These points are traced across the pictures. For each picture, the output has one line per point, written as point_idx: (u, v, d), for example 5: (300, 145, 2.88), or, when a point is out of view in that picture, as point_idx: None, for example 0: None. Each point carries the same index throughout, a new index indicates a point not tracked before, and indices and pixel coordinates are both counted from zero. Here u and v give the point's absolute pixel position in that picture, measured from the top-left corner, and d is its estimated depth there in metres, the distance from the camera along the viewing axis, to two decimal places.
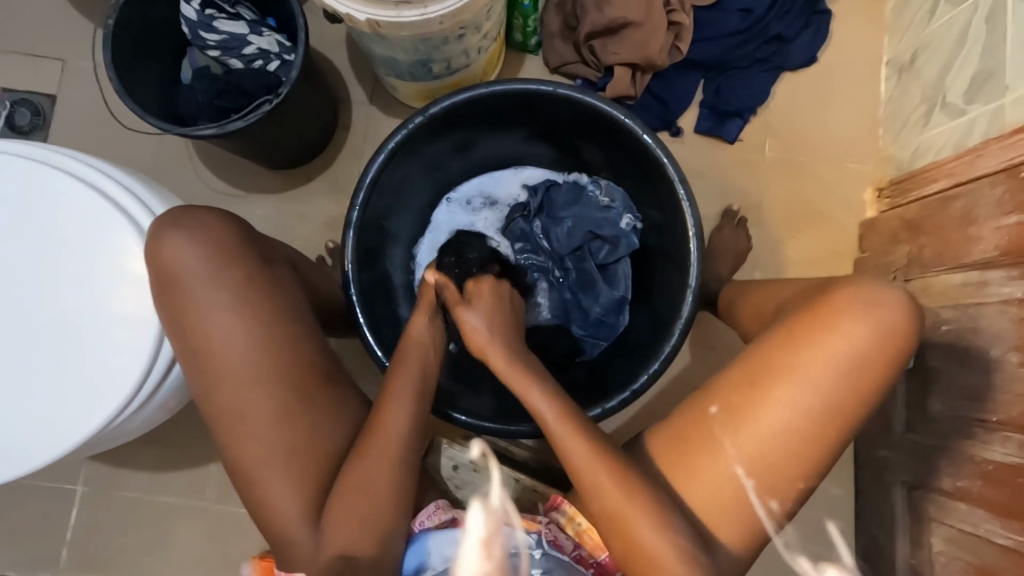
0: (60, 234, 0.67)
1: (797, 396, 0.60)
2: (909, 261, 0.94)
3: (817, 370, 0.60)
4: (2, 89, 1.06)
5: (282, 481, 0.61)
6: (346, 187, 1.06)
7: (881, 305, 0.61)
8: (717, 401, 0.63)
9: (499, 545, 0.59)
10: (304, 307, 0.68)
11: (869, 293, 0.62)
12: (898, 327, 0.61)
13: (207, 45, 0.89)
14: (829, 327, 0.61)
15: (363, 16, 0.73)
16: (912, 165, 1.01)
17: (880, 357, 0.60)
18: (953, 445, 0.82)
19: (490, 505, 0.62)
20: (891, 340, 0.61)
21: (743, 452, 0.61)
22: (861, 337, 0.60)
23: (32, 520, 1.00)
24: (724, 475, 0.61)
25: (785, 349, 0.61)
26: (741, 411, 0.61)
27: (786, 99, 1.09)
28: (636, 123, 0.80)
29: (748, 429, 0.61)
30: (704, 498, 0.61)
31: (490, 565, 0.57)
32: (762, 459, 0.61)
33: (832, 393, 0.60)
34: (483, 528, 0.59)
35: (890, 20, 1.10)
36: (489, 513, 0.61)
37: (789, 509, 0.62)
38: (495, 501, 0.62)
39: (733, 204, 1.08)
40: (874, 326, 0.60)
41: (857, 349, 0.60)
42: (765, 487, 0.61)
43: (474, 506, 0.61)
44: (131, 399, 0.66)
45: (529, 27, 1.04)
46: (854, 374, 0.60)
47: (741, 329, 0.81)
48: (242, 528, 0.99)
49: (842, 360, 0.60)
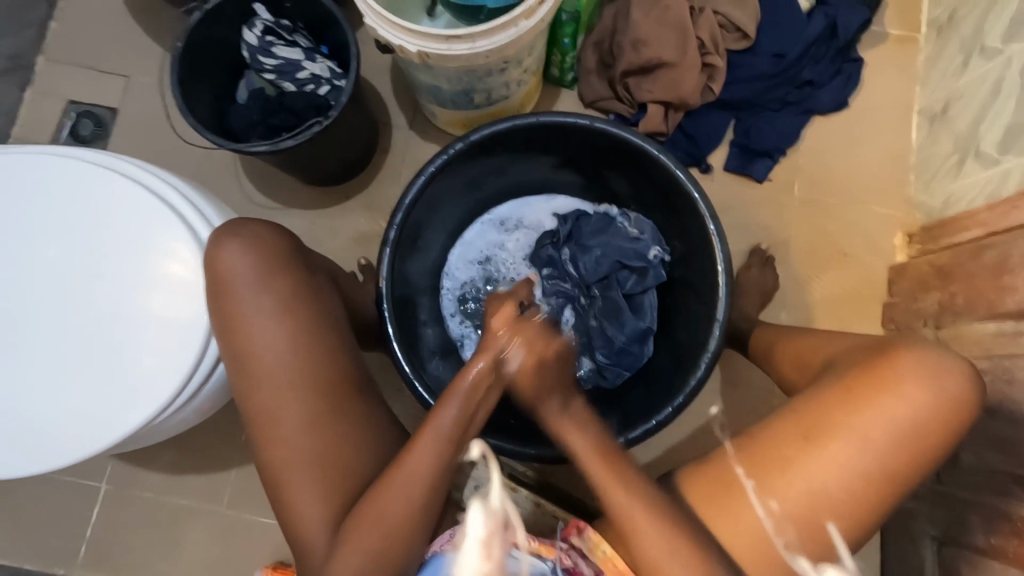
0: (120, 237, 0.71)
1: (854, 457, 0.60)
2: (941, 308, 0.93)
3: (874, 431, 0.60)
4: (69, 100, 1.14)
5: (309, 489, 0.62)
6: (382, 206, 1.10)
7: (942, 374, 0.60)
8: (757, 449, 0.62)
9: (501, 547, 0.50)
10: (342, 319, 0.71)
11: (933, 361, 0.61)
12: (960, 398, 0.60)
13: (265, 68, 0.95)
14: (887, 390, 0.60)
15: (414, 48, 0.77)
16: (943, 213, 1.01)
17: (937, 425, 0.60)
18: (986, 501, 0.80)
19: (490, 506, 0.50)
20: (951, 410, 0.60)
21: (788, 509, 0.60)
22: (921, 403, 0.60)
23: (53, 514, 1.02)
24: (758, 525, 0.60)
25: (840, 406, 0.61)
26: (787, 465, 0.61)
27: (816, 142, 1.11)
28: (669, 159, 0.82)
29: (793, 484, 0.60)
30: (738, 538, 0.61)
31: (490, 567, 0.49)
32: (768, 461, 0.61)
33: (889, 458, 0.59)
34: (484, 530, 0.49)
35: (923, 71, 1.11)
36: (489, 514, 0.50)
37: (793, 514, 0.60)
38: (496, 500, 0.50)
39: (760, 243, 1.08)
40: (934, 394, 0.60)
41: (917, 415, 0.60)
42: (803, 547, 0.60)
43: (472, 505, 0.50)
44: (173, 398, 0.68)
45: (567, 64, 1.08)
46: (912, 439, 0.60)
47: (778, 373, 0.80)
48: (257, 537, 1.00)
49: (900, 424, 0.60)
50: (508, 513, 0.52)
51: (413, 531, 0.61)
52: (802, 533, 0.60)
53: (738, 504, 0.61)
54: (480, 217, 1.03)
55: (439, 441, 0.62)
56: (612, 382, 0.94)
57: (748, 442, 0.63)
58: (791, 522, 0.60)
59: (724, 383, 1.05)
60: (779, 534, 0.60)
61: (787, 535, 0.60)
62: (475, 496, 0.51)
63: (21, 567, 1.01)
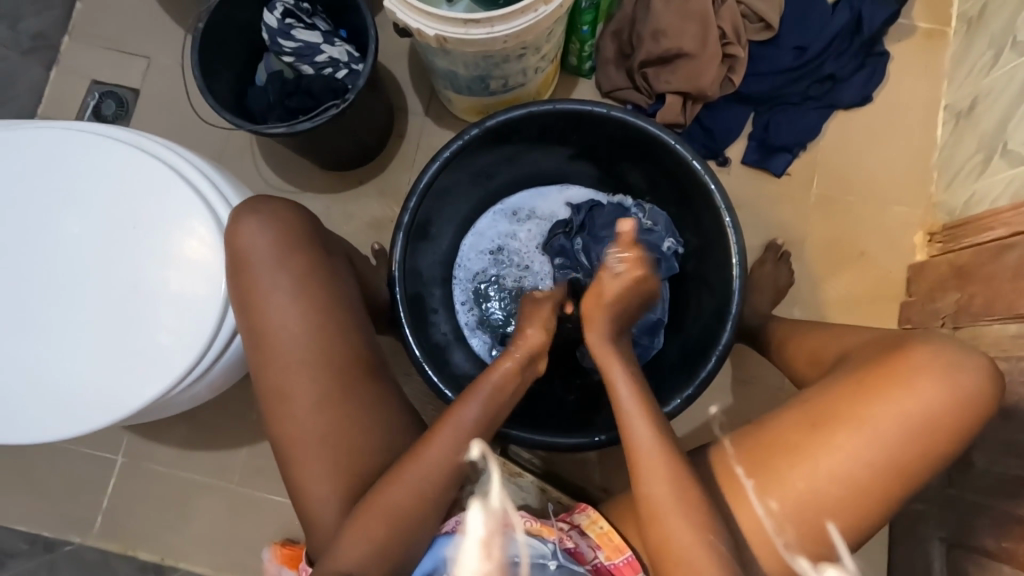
0: (141, 212, 0.72)
1: (860, 446, 0.59)
2: (958, 308, 0.92)
3: (884, 422, 0.59)
4: (92, 79, 1.16)
5: (320, 464, 0.64)
6: (396, 192, 1.11)
7: (959, 373, 0.59)
8: (767, 441, 0.62)
9: (500, 545, 0.55)
10: (355, 301, 0.71)
11: (948, 357, 0.60)
12: (975, 395, 0.59)
13: (283, 51, 0.95)
14: (902, 385, 0.59)
15: (433, 32, 0.77)
16: (966, 213, 0.99)
17: (950, 422, 0.59)
18: (998, 505, 0.79)
19: (490, 506, 0.57)
20: (965, 407, 0.59)
21: (791, 499, 0.59)
22: (935, 397, 0.59)
23: (71, 484, 1.05)
24: (757, 516, 0.60)
25: (852, 396, 0.61)
26: (792, 455, 0.60)
27: (837, 137, 1.09)
28: (686, 149, 0.81)
29: (798, 473, 0.60)
30: (746, 527, 0.61)
31: (490, 566, 0.54)
32: (769, 452, 0.61)
33: (898, 450, 0.59)
34: (484, 527, 0.56)
35: (950, 67, 1.09)
36: (489, 512, 0.57)
37: (794, 513, 0.59)
38: (496, 501, 0.58)
39: (776, 238, 1.07)
40: (948, 393, 0.59)
41: (928, 408, 0.59)
42: (802, 539, 0.60)
43: (474, 505, 0.57)
44: (188, 372, 0.69)
45: (585, 53, 1.07)
46: (921, 433, 0.59)
47: (789, 366, 0.80)
48: (266, 514, 1.02)
49: (911, 418, 0.59)
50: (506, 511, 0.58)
51: (421, 512, 0.62)
52: (802, 534, 0.59)
53: (740, 501, 0.61)
54: (492, 207, 1.03)
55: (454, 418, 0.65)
56: None
57: (756, 437, 0.63)
58: (790, 522, 0.60)
59: (734, 378, 1.04)
60: (779, 533, 0.60)
61: (786, 536, 0.60)
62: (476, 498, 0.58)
63: (39, 534, 1.04)
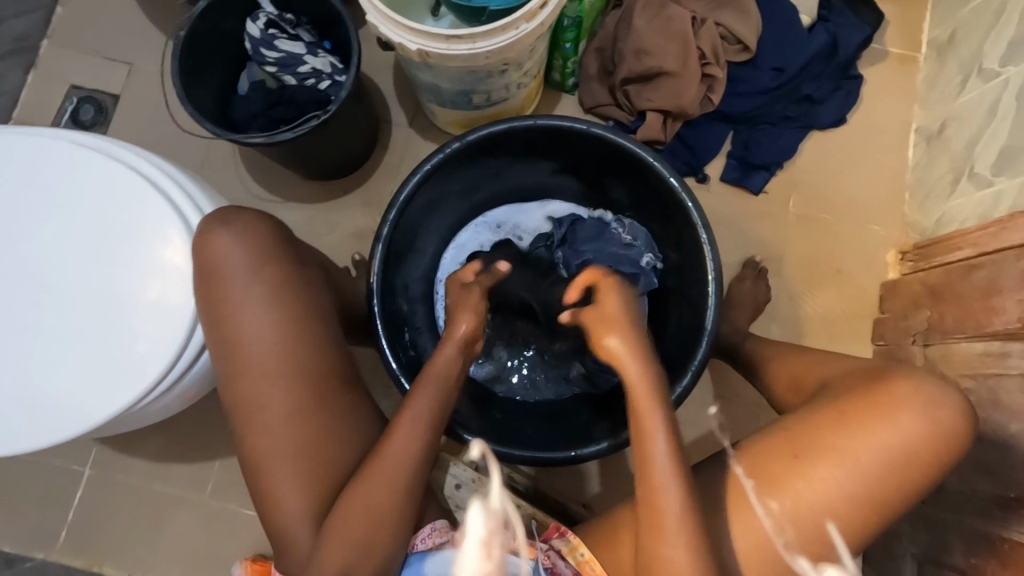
0: (113, 221, 0.71)
1: (840, 477, 0.60)
2: (929, 326, 0.94)
3: (863, 453, 0.60)
4: (72, 85, 1.14)
5: (289, 480, 0.62)
6: (378, 203, 1.10)
7: (938, 406, 0.61)
8: (755, 469, 0.62)
9: (500, 546, 0.50)
10: (329, 312, 0.71)
11: (928, 391, 0.62)
12: (954, 431, 0.61)
13: (267, 61, 0.96)
14: (883, 417, 0.61)
15: (415, 46, 0.78)
16: (936, 233, 1.02)
17: (928, 455, 0.60)
18: (969, 521, 0.80)
19: (490, 506, 0.49)
20: (943, 442, 0.61)
21: (787, 516, 0.60)
22: (912, 430, 0.60)
23: (36, 498, 1.02)
24: (756, 531, 0.61)
25: (836, 426, 0.61)
26: (779, 480, 0.61)
27: (813, 157, 1.12)
28: (665, 167, 0.83)
29: (787, 497, 0.60)
30: (737, 550, 0.61)
31: (490, 568, 0.49)
32: (767, 466, 0.62)
33: (877, 482, 0.60)
34: (484, 529, 0.49)
35: (922, 90, 1.12)
36: (490, 514, 0.49)
37: (794, 514, 0.60)
38: (496, 500, 0.49)
39: (755, 255, 1.09)
40: (928, 424, 0.60)
41: (909, 442, 0.60)
42: (799, 547, 0.60)
43: (473, 505, 0.50)
44: (156, 384, 0.68)
45: (568, 68, 1.08)
46: (900, 467, 0.60)
47: (771, 392, 0.80)
48: (238, 530, 1.00)
49: (892, 451, 0.60)
50: (508, 511, 0.51)
51: (393, 528, 0.61)
52: (802, 533, 0.60)
53: (740, 503, 0.62)
54: (475, 219, 1.04)
55: (415, 429, 0.64)
56: (601, 390, 0.94)
57: (746, 449, 0.64)
58: (791, 523, 0.60)
59: (714, 393, 1.05)
60: (779, 534, 0.60)
61: (786, 536, 0.60)
62: (475, 495, 0.51)
63: (1, 549, 1.00)
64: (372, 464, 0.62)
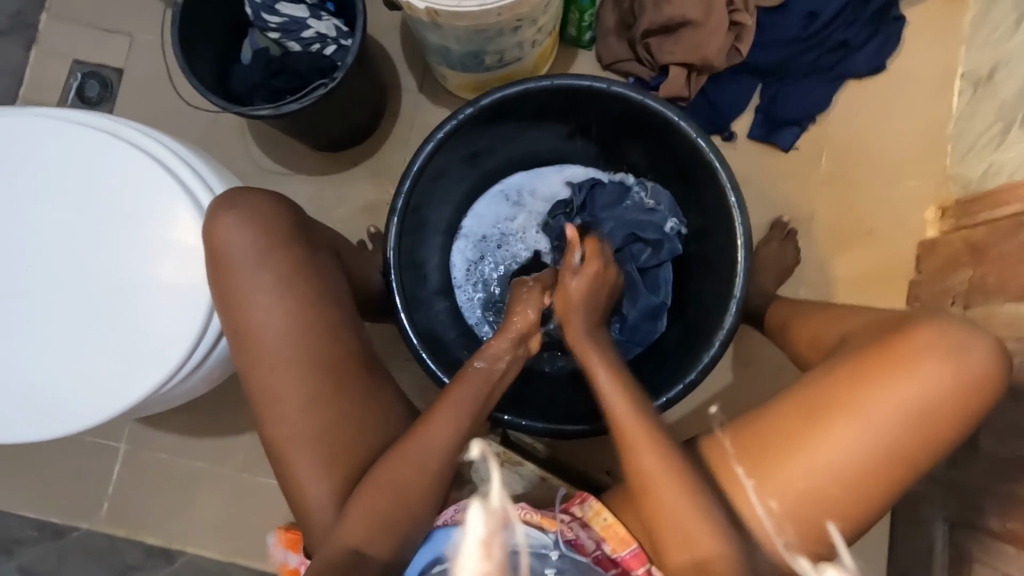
0: (122, 204, 0.70)
1: (858, 436, 0.57)
2: (970, 287, 0.89)
3: (884, 410, 0.57)
4: (74, 60, 1.11)
5: (314, 461, 0.63)
6: (390, 173, 1.07)
7: (964, 353, 0.58)
8: (754, 444, 0.60)
9: (501, 546, 0.49)
10: (345, 293, 0.69)
11: (953, 339, 0.58)
12: (980, 380, 0.58)
13: (268, 27, 0.91)
14: (904, 370, 0.58)
15: (422, 5, 0.73)
16: (980, 187, 0.95)
17: (952, 409, 0.58)
18: (1005, 486, 0.78)
19: (490, 505, 0.49)
20: (969, 394, 0.58)
21: (784, 494, 0.58)
22: (934, 382, 0.57)
23: (76, 473, 1.05)
24: (755, 526, 0.59)
25: (852, 382, 0.59)
26: (785, 447, 0.59)
27: (848, 109, 1.05)
28: (691, 126, 0.77)
29: (789, 468, 0.58)
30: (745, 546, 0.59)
31: (490, 568, 0.47)
32: (764, 441, 0.60)
33: (896, 439, 0.57)
34: (484, 529, 0.48)
35: (969, 31, 1.03)
36: (490, 513, 0.49)
37: (795, 514, 0.58)
38: (496, 500, 0.49)
39: (782, 216, 1.04)
40: (953, 375, 0.57)
41: (932, 396, 0.57)
42: (801, 538, 0.59)
43: (473, 504, 0.50)
44: (179, 367, 0.68)
45: (585, 22, 1.03)
46: (921, 421, 0.57)
47: (794, 349, 0.77)
48: (268, 500, 1.03)
49: (912, 404, 0.57)
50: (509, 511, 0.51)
51: (419, 504, 0.61)
52: (801, 533, 0.59)
53: (740, 500, 0.60)
54: (490, 189, 1.00)
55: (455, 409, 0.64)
56: (624, 358, 0.93)
57: (748, 423, 0.62)
58: (791, 522, 0.59)
59: (738, 360, 1.03)
60: (779, 533, 0.59)
61: (787, 536, 0.59)
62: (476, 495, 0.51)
63: (47, 521, 1.05)
64: (404, 449, 0.61)
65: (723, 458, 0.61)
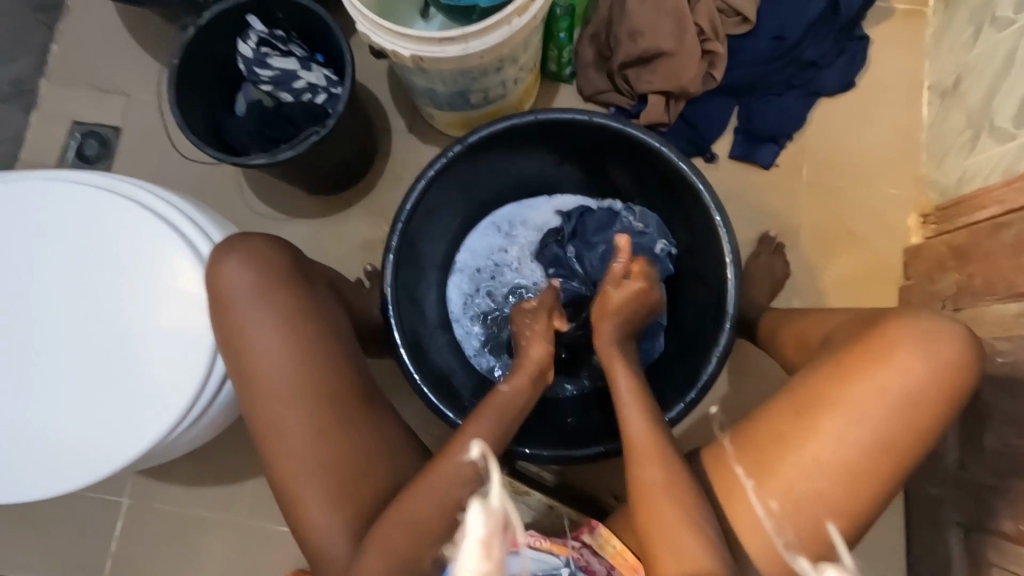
0: (124, 258, 0.72)
1: (843, 430, 0.58)
2: (958, 289, 0.91)
3: (868, 404, 0.58)
4: (73, 121, 1.15)
5: (321, 502, 0.62)
6: (384, 211, 1.10)
7: (936, 340, 0.59)
8: (750, 451, 0.61)
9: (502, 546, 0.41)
10: (346, 332, 0.70)
11: (925, 327, 0.60)
12: (956, 365, 0.59)
13: (261, 80, 0.95)
14: (880, 361, 0.59)
15: (408, 52, 0.77)
16: (958, 191, 0.98)
17: (934, 396, 0.58)
18: (1013, 486, 0.78)
19: (491, 505, 0.41)
20: (947, 380, 0.58)
21: (780, 494, 0.58)
22: (916, 371, 0.58)
23: (78, 530, 1.04)
24: (758, 531, 0.59)
25: (832, 379, 0.60)
26: (778, 449, 0.59)
27: (823, 124, 1.09)
28: (671, 151, 0.81)
29: (784, 468, 0.59)
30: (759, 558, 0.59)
31: (490, 568, 0.41)
32: (759, 443, 0.60)
33: (886, 432, 0.58)
34: (484, 528, 0.40)
35: (932, 45, 1.08)
36: (490, 513, 0.40)
37: (794, 513, 0.58)
38: (497, 498, 0.41)
39: (770, 230, 1.06)
40: (929, 362, 0.58)
41: (911, 385, 0.58)
42: (802, 538, 0.58)
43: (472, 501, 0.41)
44: (183, 415, 0.69)
45: (564, 58, 1.07)
46: (907, 411, 0.58)
47: (783, 356, 0.79)
48: (276, 546, 1.01)
49: (892, 394, 0.58)
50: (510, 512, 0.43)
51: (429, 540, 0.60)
52: (802, 533, 0.58)
53: (743, 505, 0.60)
54: (482, 222, 1.03)
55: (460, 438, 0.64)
56: None
57: (745, 429, 0.62)
58: (791, 522, 0.58)
59: (738, 374, 1.03)
60: (779, 534, 0.58)
61: (787, 536, 0.58)
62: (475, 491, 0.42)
63: None
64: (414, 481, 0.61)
65: (729, 471, 0.61)
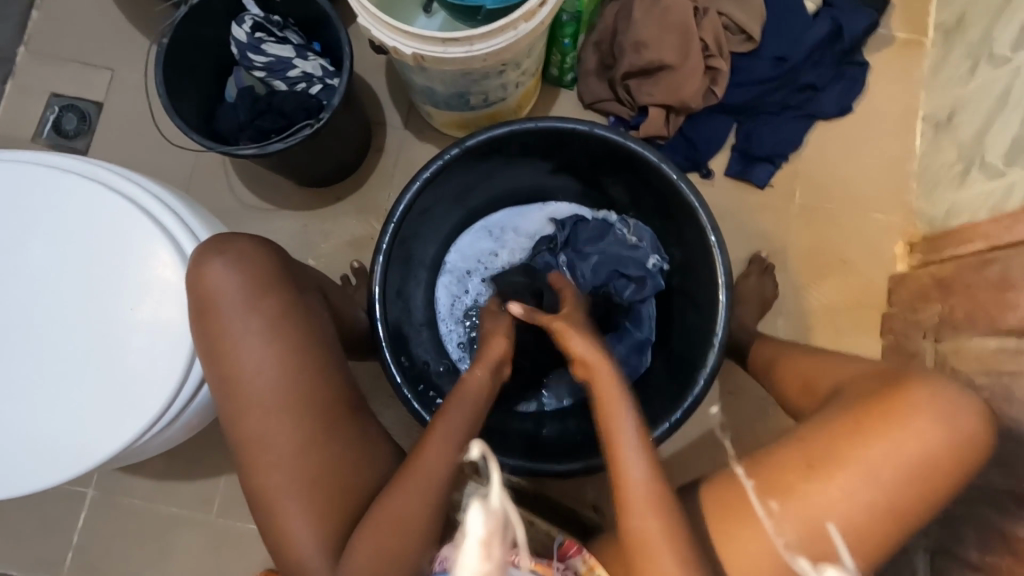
0: (100, 247, 0.69)
1: (856, 485, 0.58)
2: (940, 321, 0.92)
3: (880, 462, 0.58)
4: (51, 94, 1.10)
5: (301, 513, 0.60)
6: (375, 208, 1.07)
7: (955, 412, 0.59)
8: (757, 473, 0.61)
9: (501, 544, 0.43)
10: (331, 336, 0.68)
11: (946, 398, 0.60)
12: (971, 441, 0.59)
13: (254, 66, 0.92)
14: (897, 423, 0.59)
15: (409, 50, 0.75)
16: (945, 223, 1.00)
17: (945, 467, 0.58)
18: (984, 518, 0.79)
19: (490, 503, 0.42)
20: (960, 449, 0.59)
21: (785, 514, 0.58)
22: (930, 438, 0.58)
23: (39, 521, 1.00)
24: (759, 554, 0.59)
25: (850, 432, 0.60)
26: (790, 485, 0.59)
27: (818, 148, 1.09)
28: (669, 167, 0.80)
29: (794, 499, 0.58)
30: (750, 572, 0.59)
31: (490, 568, 0.42)
32: (771, 468, 0.61)
33: (896, 493, 0.58)
34: (484, 529, 0.42)
35: (929, 75, 1.09)
36: (490, 514, 0.42)
37: (794, 516, 0.58)
38: (497, 499, 0.43)
39: (760, 250, 1.07)
40: (946, 432, 0.58)
41: (926, 451, 0.58)
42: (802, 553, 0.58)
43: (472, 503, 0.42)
44: (158, 417, 0.66)
45: (566, 64, 1.05)
46: (917, 475, 0.58)
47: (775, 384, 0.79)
48: (247, 544, 0.99)
49: (908, 460, 0.58)
50: (509, 511, 0.44)
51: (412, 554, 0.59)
52: (802, 533, 0.58)
53: (741, 508, 0.60)
54: (475, 225, 1.01)
55: (449, 442, 0.63)
56: None
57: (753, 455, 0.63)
58: (790, 522, 0.58)
59: (722, 391, 1.04)
60: (779, 533, 0.58)
61: (787, 536, 0.58)
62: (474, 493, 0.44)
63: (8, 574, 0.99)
64: (405, 479, 0.60)
65: (737, 499, 0.61)
